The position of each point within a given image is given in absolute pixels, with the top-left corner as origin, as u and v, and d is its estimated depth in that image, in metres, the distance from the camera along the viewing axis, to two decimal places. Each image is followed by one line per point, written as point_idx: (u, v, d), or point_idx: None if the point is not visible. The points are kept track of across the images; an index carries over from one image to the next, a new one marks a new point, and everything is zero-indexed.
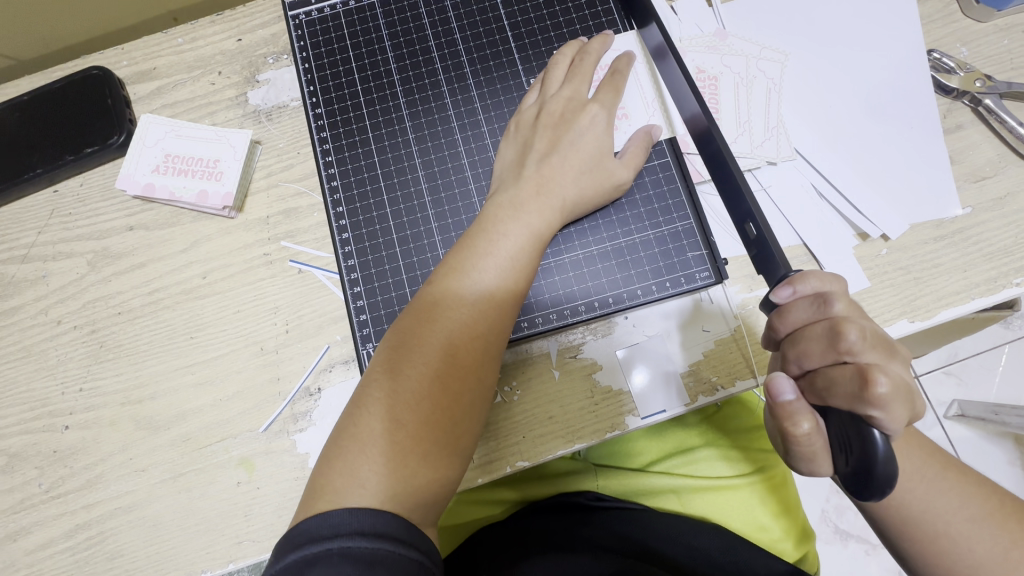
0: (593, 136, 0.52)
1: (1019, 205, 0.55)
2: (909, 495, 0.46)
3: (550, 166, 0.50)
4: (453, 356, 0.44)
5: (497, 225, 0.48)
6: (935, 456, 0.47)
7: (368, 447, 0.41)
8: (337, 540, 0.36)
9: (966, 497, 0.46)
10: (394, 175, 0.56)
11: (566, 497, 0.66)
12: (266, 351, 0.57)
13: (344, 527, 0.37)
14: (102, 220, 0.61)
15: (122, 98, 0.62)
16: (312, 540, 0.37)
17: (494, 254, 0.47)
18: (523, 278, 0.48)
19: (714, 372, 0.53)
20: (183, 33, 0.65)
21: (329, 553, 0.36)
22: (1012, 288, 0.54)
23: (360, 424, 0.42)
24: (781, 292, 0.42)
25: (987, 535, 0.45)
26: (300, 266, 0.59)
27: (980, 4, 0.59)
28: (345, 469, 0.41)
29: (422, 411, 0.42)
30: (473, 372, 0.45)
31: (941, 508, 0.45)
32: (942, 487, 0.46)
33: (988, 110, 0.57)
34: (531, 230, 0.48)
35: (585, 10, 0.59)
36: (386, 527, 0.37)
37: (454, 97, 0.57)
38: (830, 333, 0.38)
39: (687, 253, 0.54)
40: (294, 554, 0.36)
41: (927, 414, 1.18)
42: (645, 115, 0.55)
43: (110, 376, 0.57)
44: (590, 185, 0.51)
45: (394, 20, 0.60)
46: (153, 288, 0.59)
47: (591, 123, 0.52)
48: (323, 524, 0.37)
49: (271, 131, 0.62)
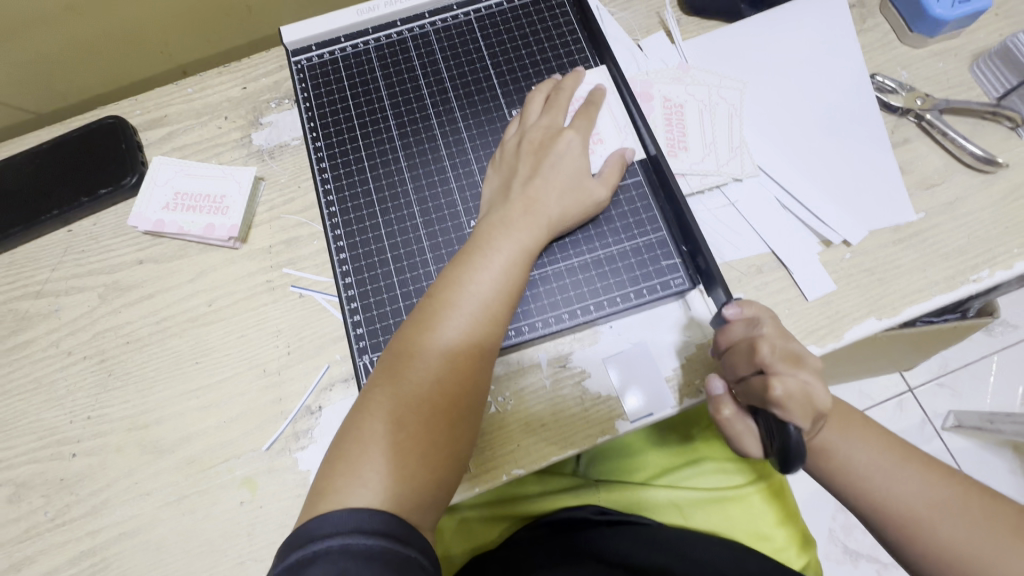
0: (571, 159, 0.56)
1: (967, 209, 0.60)
2: (870, 482, 0.49)
3: (534, 187, 0.55)
4: (451, 363, 0.47)
5: (491, 242, 0.52)
6: (890, 442, 0.51)
7: (371, 450, 0.43)
8: (338, 539, 0.38)
9: (927, 480, 0.49)
10: (389, 200, 0.60)
11: (569, 512, 0.67)
12: (269, 372, 0.59)
13: (344, 524, 0.39)
14: (114, 255, 0.64)
15: (135, 143, 0.67)
16: (313, 538, 0.38)
17: (488, 267, 0.51)
18: (514, 290, 0.51)
19: (698, 374, 0.56)
20: (193, 84, 0.71)
21: (329, 549, 0.37)
22: (968, 285, 0.58)
23: (365, 428, 0.45)
24: (728, 311, 0.49)
25: (949, 516, 0.47)
26: (301, 291, 0.62)
27: (914, 32, 0.66)
28: (350, 470, 0.43)
29: (423, 416, 0.45)
30: (471, 378, 0.47)
31: (906, 490, 0.48)
32: (904, 472, 0.49)
33: (931, 124, 0.63)
34: (521, 246, 0.52)
35: (560, 48, 0.65)
36: (386, 526, 0.39)
37: (442, 128, 0.62)
38: (749, 348, 0.46)
39: (661, 262, 0.57)
40: (296, 553, 0.38)
41: (925, 426, 1.20)
42: (618, 140, 0.60)
43: (118, 404, 0.59)
44: (573, 204, 0.55)
45: (387, 64, 0.65)
46: (160, 316, 0.62)
47: (568, 147, 0.57)
48: (323, 523, 0.39)
49: (273, 168, 0.67)
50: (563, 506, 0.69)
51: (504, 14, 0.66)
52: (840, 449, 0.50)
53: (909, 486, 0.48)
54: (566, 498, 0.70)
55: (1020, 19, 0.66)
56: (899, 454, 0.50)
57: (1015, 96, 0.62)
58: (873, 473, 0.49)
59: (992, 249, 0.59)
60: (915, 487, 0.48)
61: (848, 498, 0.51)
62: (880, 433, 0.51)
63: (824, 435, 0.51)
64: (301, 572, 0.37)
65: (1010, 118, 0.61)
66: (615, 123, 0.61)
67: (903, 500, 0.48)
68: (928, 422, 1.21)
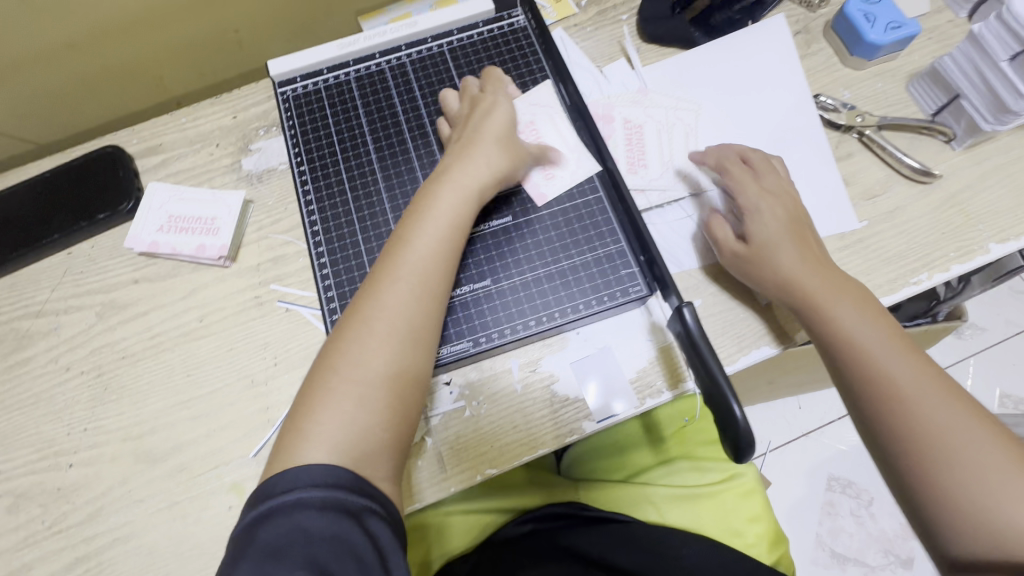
0: (491, 125, 0.61)
1: (906, 217, 0.65)
2: (864, 353, 0.53)
3: (461, 155, 0.59)
4: (394, 317, 0.51)
5: (427, 204, 0.56)
6: (897, 335, 0.53)
7: (323, 403, 0.48)
8: (292, 495, 0.43)
9: (921, 372, 0.51)
10: (368, 218, 0.65)
11: (553, 508, 0.73)
12: (257, 383, 0.63)
13: (297, 482, 0.44)
14: (111, 276, 0.68)
15: (132, 170, 0.72)
16: (272, 494, 0.44)
17: (424, 226, 0.55)
18: (451, 243, 0.55)
19: (660, 376, 0.60)
20: (187, 114, 0.76)
21: (286, 503, 0.43)
22: (910, 287, 0.62)
23: (317, 385, 0.49)
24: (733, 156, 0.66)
25: (934, 405, 0.49)
26: (288, 305, 0.66)
27: (853, 55, 0.71)
28: (301, 427, 0.47)
29: (374, 361, 0.49)
30: (416, 319, 0.52)
31: (895, 370, 0.51)
32: (904, 359, 0.51)
33: (871, 139, 0.68)
34: (458, 194, 0.57)
35: (527, 76, 0.70)
36: (336, 480, 0.44)
37: (418, 151, 0.67)
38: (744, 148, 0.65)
39: (621, 271, 0.62)
40: (256, 509, 0.43)
41: None
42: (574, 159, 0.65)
43: (113, 417, 0.63)
44: (499, 161, 0.59)
45: (366, 93, 0.70)
46: (154, 333, 0.66)
47: (487, 111, 0.63)
48: (278, 482, 0.44)
49: (261, 191, 0.71)
50: (545, 504, 0.75)
51: (474, 46, 0.72)
52: (842, 314, 0.54)
53: (902, 369, 0.51)
54: (550, 496, 0.76)
55: (951, 43, 0.72)
56: (901, 344, 0.53)
57: (946, 113, 0.67)
58: (871, 345, 0.52)
59: (929, 254, 0.63)
60: (907, 369, 0.51)
61: (837, 364, 0.54)
62: (891, 327, 0.54)
63: (826, 297, 0.55)
64: (262, 524, 0.42)
65: (942, 132, 0.67)
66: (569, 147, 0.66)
67: (891, 376, 0.51)
68: None
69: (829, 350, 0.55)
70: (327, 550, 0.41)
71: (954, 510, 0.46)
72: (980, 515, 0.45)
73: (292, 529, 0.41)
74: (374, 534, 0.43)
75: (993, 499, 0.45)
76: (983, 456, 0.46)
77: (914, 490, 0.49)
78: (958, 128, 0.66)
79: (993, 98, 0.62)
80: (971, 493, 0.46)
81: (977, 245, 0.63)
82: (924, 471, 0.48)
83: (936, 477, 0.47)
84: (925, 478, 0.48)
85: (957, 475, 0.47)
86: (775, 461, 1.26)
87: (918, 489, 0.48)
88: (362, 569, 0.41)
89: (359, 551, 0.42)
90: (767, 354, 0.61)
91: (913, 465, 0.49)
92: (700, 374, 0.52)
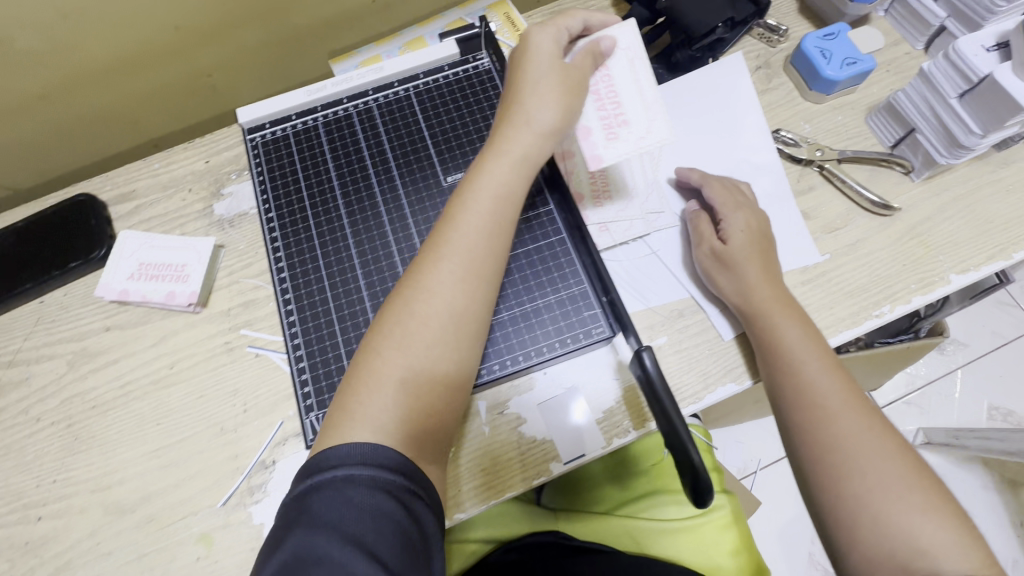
0: (542, 72, 0.58)
1: (867, 249, 0.66)
2: (803, 369, 0.55)
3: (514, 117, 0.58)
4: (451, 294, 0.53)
5: (478, 180, 0.56)
6: (830, 357, 0.56)
7: (382, 366, 0.50)
8: (343, 469, 0.44)
9: (844, 390, 0.53)
10: (334, 263, 0.65)
11: (536, 536, 0.74)
12: (226, 431, 0.63)
13: (348, 458, 0.45)
14: (82, 323, 0.69)
15: (104, 218, 0.72)
16: (322, 469, 0.45)
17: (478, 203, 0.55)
18: (501, 219, 0.56)
19: (627, 416, 0.61)
20: (160, 160, 0.76)
21: (335, 478, 0.44)
22: (872, 319, 0.63)
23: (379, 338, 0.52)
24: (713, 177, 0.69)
25: (853, 423, 0.51)
26: (257, 350, 0.66)
27: (813, 90, 0.72)
28: (364, 387, 0.50)
29: (428, 331, 0.51)
30: (463, 294, 0.53)
31: (824, 386, 0.53)
32: (830, 377, 0.54)
33: (831, 173, 0.69)
34: (511, 164, 0.57)
35: (491, 118, 0.71)
36: (384, 460, 0.45)
37: (384, 195, 0.68)
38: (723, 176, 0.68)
39: (583, 312, 0.63)
40: (305, 482, 0.45)
41: None
42: (643, 122, 0.58)
43: (82, 468, 0.63)
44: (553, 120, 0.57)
45: (334, 138, 0.71)
46: (125, 381, 0.66)
47: (543, 53, 0.59)
48: (328, 457, 0.45)
49: (232, 235, 0.72)
50: (529, 533, 0.76)
51: (439, 89, 0.73)
52: (786, 328, 0.57)
53: (830, 386, 0.53)
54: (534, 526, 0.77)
55: (909, 74, 0.73)
56: (833, 364, 0.55)
57: (903, 145, 0.68)
58: (801, 360, 0.55)
59: (892, 286, 0.64)
60: (829, 386, 0.53)
61: (773, 375, 0.57)
62: (826, 349, 0.57)
63: (771, 312, 0.58)
64: (305, 500, 0.44)
65: (901, 164, 0.68)
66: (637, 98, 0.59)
67: (819, 390, 0.53)
68: None
69: (768, 361, 0.57)
70: (372, 531, 0.42)
71: (852, 519, 0.48)
72: (875, 526, 0.47)
73: (337, 506, 0.42)
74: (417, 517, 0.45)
75: (889, 511, 0.47)
76: (889, 473, 0.48)
77: (819, 497, 0.51)
78: (916, 160, 0.67)
79: (946, 133, 0.63)
80: (868, 504, 0.48)
81: (938, 276, 0.64)
82: (831, 479, 0.50)
83: (842, 485, 0.49)
84: (832, 486, 0.50)
85: (861, 486, 0.48)
86: (764, 481, 1.26)
87: (823, 496, 0.50)
88: (407, 548, 0.43)
89: (406, 530, 0.43)
90: (734, 390, 0.61)
91: (823, 474, 0.50)
92: (659, 420, 0.52)
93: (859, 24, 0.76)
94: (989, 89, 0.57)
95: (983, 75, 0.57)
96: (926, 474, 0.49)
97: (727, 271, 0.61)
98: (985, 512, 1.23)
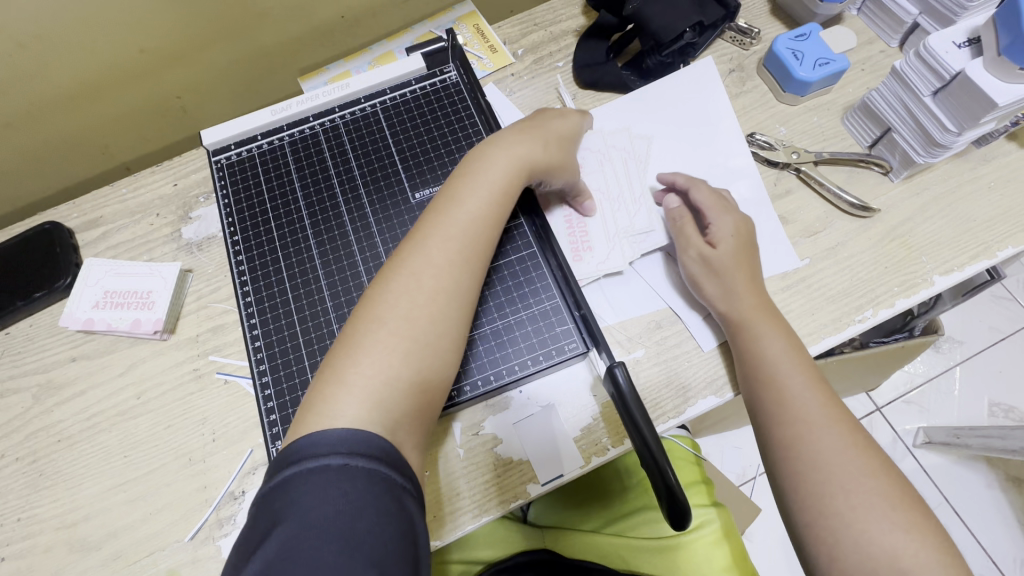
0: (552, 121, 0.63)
1: (848, 253, 0.64)
2: (787, 379, 0.53)
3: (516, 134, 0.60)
4: (437, 282, 0.50)
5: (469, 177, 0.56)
6: (814, 371, 0.54)
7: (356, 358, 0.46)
8: (337, 458, 0.39)
9: (827, 402, 0.52)
10: (301, 286, 0.64)
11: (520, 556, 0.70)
12: (194, 461, 0.61)
13: (340, 444, 0.40)
14: (48, 355, 0.67)
15: (70, 245, 0.71)
16: (310, 456, 0.40)
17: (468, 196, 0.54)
18: (492, 212, 0.55)
19: (605, 433, 0.59)
20: (127, 185, 0.75)
21: (326, 467, 0.39)
22: (855, 325, 0.61)
23: (359, 330, 0.48)
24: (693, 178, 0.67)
25: (835, 436, 0.50)
26: (226, 377, 0.65)
27: (787, 92, 0.71)
28: (340, 379, 0.45)
29: (411, 322, 0.48)
30: (449, 279, 0.51)
31: (806, 400, 0.52)
32: (810, 388, 0.52)
33: (807, 175, 0.67)
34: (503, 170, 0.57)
35: (459, 133, 0.70)
36: (370, 448, 0.41)
37: (351, 213, 0.67)
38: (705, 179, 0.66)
39: (556, 328, 0.61)
40: (287, 471, 0.39)
41: (898, 445, 1.26)
42: (607, 248, 0.65)
43: (47, 504, 0.61)
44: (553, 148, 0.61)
45: (300, 157, 0.70)
46: (91, 414, 0.64)
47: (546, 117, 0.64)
48: (320, 441, 0.40)
49: (200, 259, 0.71)
50: (514, 554, 0.72)
51: (407, 103, 0.72)
52: (769, 336, 0.55)
53: (813, 401, 0.51)
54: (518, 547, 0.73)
55: (884, 72, 0.72)
56: (816, 379, 0.53)
57: (880, 145, 0.67)
58: (781, 371, 0.54)
59: (873, 291, 0.62)
60: (807, 395, 0.52)
61: (755, 389, 0.55)
62: (810, 363, 0.55)
63: (756, 324, 0.56)
64: (287, 492, 0.38)
65: (878, 165, 0.66)
66: (623, 202, 0.67)
67: (801, 406, 0.51)
68: (899, 440, 1.27)
69: (749, 374, 0.56)
70: (366, 530, 0.37)
71: (835, 541, 0.46)
72: (858, 549, 0.45)
73: (324, 500, 0.37)
74: (411, 516, 0.40)
75: (873, 533, 0.45)
76: (874, 491, 0.47)
77: (799, 516, 0.49)
78: (893, 160, 0.66)
79: (921, 132, 0.61)
80: (853, 525, 0.46)
81: (921, 278, 0.62)
82: (814, 498, 0.48)
83: (826, 506, 0.47)
84: (815, 506, 0.48)
85: (845, 504, 0.47)
86: (764, 486, 1.24)
87: (804, 514, 0.48)
88: (400, 551, 0.38)
89: (399, 532, 0.38)
90: (714, 403, 0.60)
91: (805, 494, 0.48)
92: (631, 434, 0.50)
93: (832, 24, 0.75)
94: (961, 87, 0.55)
95: (954, 72, 0.56)
96: (907, 490, 0.48)
97: (713, 279, 0.59)
98: (990, 513, 1.20)
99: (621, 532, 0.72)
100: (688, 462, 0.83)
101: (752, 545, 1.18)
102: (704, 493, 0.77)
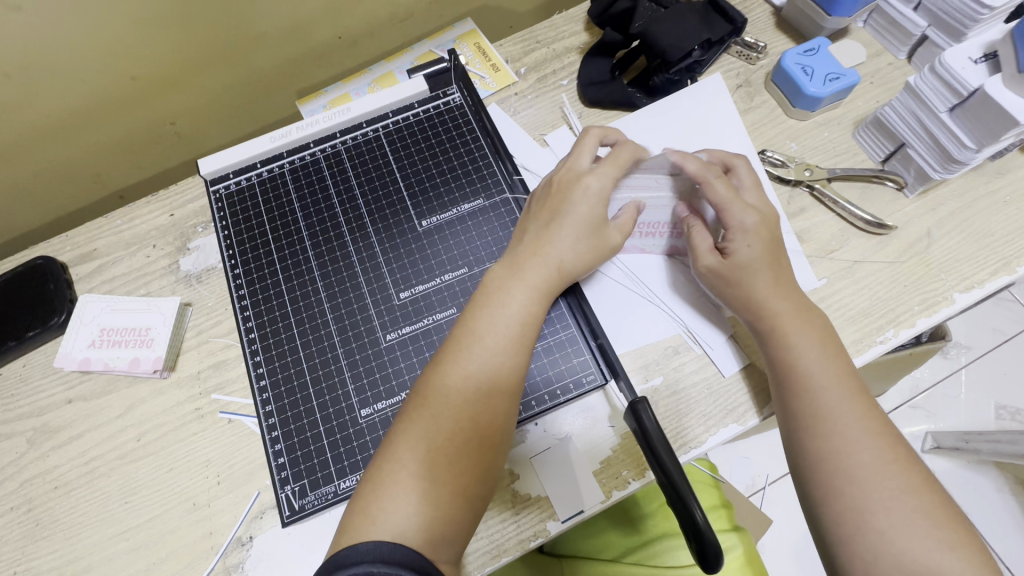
0: (586, 207, 0.57)
1: (865, 271, 0.63)
2: (821, 391, 0.51)
3: (546, 233, 0.58)
4: (474, 420, 0.49)
5: (499, 297, 0.55)
6: (855, 383, 0.52)
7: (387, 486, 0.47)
8: (363, 566, 0.39)
9: (863, 417, 0.49)
10: (307, 321, 0.62)
11: None
12: (198, 506, 0.59)
13: (369, 554, 0.40)
14: (43, 396, 0.65)
15: (64, 281, 0.69)
16: (343, 565, 0.40)
17: (497, 320, 0.53)
18: (526, 334, 0.54)
19: (626, 466, 0.57)
20: (122, 216, 0.73)
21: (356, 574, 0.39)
22: (876, 346, 0.60)
23: (384, 465, 0.48)
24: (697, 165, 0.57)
25: (874, 449, 0.48)
26: (230, 416, 0.62)
27: (796, 107, 0.70)
28: (365, 512, 0.46)
29: (447, 461, 0.48)
30: (486, 411, 0.50)
31: (845, 414, 0.49)
32: (845, 401, 0.50)
33: (822, 193, 0.66)
34: (531, 290, 0.55)
35: (465, 156, 0.68)
36: (401, 556, 0.41)
37: (356, 245, 0.65)
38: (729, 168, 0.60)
39: (572, 360, 0.60)
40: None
41: None
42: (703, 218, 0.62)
43: (44, 556, 0.58)
44: (585, 247, 0.57)
45: (302, 184, 0.68)
46: (88, 457, 0.62)
47: (577, 197, 0.58)
48: (352, 553, 0.41)
49: (201, 292, 0.69)
50: None
51: (410, 127, 0.70)
52: (803, 346, 0.53)
53: (856, 421, 0.49)
54: None
55: (894, 85, 0.71)
56: (857, 390, 0.51)
57: (894, 160, 0.66)
58: (818, 390, 0.51)
59: (893, 310, 0.61)
60: (848, 414, 0.49)
61: (788, 400, 0.52)
62: (849, 372, 0.52)
63: (788, 330, 0.54)
64: None
65: (893, 180, 0.65)
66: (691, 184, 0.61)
67: (838, 418, 0.49)
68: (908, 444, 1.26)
69: (781, 383, 0.53)
70: None
71: (872, 556, 0.45)
72: (897, 566, 0.44)
73: None
74: None
75: (924, 556, 0.44)
76: (914, 511, 0.45)
77: (828, 532, 0.48)
78: (908, 175, 0.65)
79: (938, 147, 0.60)
80: (892, 543, 0.45)
81: (942, 296, 0.61)
82: (849, 514, 0.47)
83: (861, 522, 0.46)
84: (850, 522, 0.46)
85: (883, 521, 0.45)
86: (774, 497, 1.22)
87: (836, 528, 0.47)
88: None
89: None
90: (736, 431, 0.58)
91: (841, 509, 0.47)
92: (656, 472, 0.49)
93: (838, 37, 0.74)
94: (980, 103, 0.54)
95: (973, 88, 0.55)
96: (949, 516, 0.46)
97: (730, 289, 0.57)
98: (1002, 517, 1.19)
99: (640, 562, 0.70)
100: (708, 487, 0.81)
101: (766, 557, 1.16)
102: (725, 518, 0.74)
